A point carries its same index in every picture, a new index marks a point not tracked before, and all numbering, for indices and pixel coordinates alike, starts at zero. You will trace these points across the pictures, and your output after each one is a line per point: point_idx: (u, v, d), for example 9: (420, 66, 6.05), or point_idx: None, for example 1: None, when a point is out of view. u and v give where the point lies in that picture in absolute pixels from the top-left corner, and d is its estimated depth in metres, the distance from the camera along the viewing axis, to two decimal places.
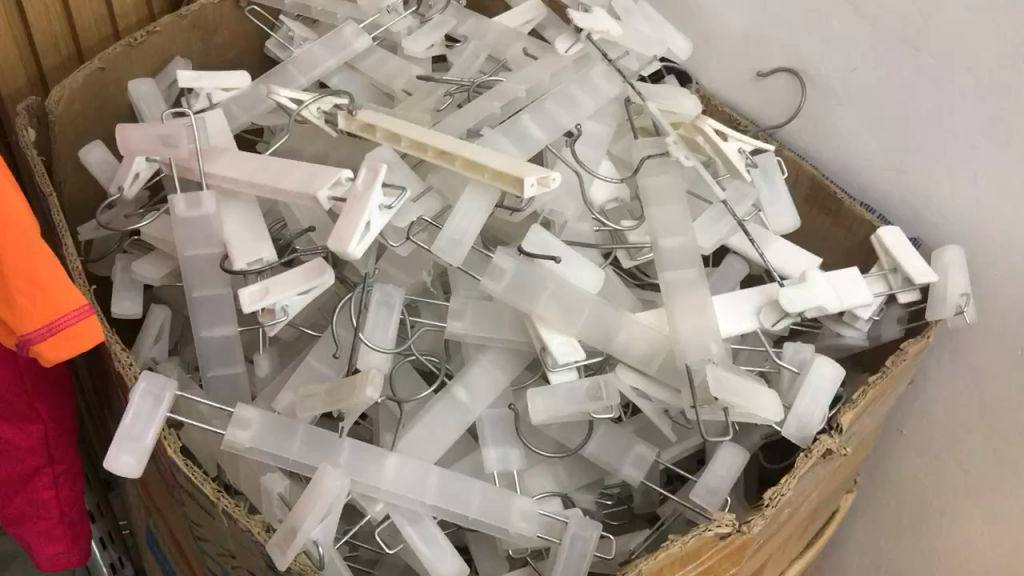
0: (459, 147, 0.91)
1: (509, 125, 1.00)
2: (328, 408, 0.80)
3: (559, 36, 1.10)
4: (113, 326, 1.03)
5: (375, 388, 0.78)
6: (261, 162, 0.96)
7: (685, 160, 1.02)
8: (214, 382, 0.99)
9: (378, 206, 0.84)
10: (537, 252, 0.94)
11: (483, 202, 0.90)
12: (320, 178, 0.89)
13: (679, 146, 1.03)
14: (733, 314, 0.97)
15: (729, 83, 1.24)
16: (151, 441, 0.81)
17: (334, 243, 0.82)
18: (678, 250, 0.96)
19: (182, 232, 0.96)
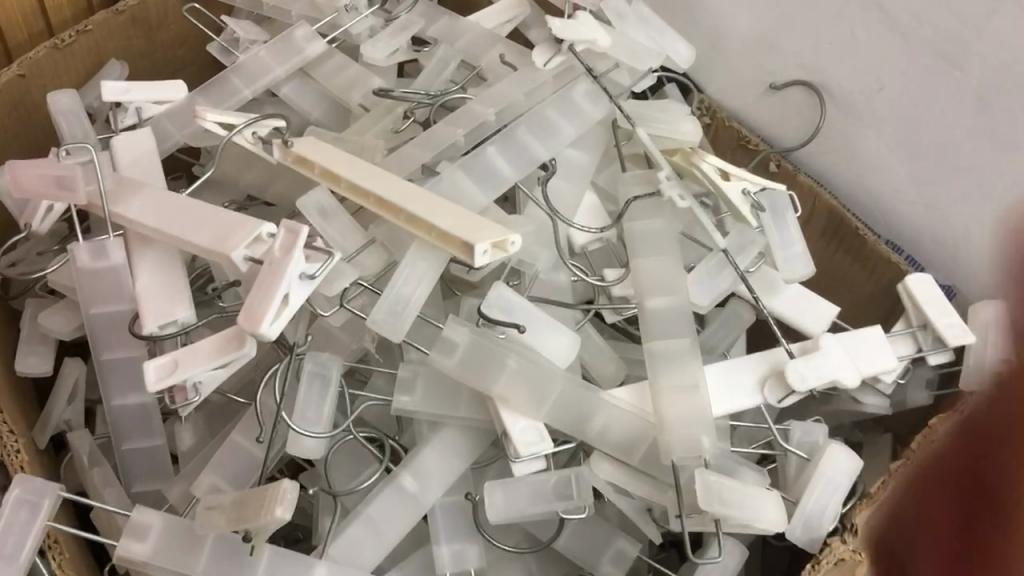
0: (406, 196, 0.76)
1: (469, 160, 0.86)
2: (231, 526, 0.67)
3: (537, 47, 0.93)
4: (19, 385, 0.90)
5: (286, 507, 0.65)
6: (175, 201, 0.80)
7: (679, 201, 0.86)
8: (128, 458, 0.85)
9: (299, 274, 0.70)
10: (499, 317, 0.79)
11: (432, 264, 0.76)
12: (236, 235, 0.75)
13: (672, 184, 0.87)
14: (731, 389, 0.82)
15: (739, 94, 1.08)
16: (27, 558, 0.68)
17: (246, 322, 0.67)
18: (668, 313, 0.81)
19: (85, 287, 0.82)
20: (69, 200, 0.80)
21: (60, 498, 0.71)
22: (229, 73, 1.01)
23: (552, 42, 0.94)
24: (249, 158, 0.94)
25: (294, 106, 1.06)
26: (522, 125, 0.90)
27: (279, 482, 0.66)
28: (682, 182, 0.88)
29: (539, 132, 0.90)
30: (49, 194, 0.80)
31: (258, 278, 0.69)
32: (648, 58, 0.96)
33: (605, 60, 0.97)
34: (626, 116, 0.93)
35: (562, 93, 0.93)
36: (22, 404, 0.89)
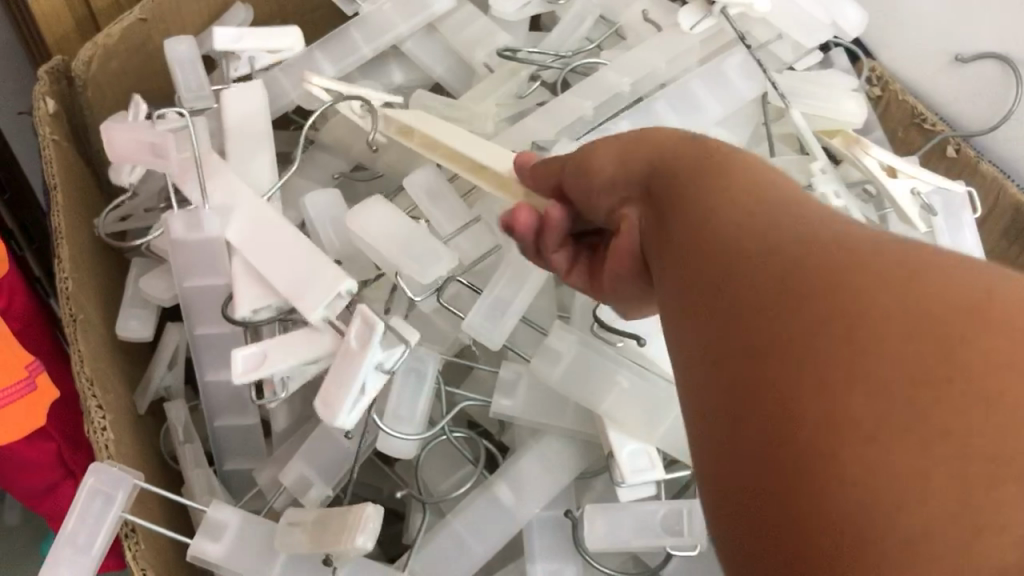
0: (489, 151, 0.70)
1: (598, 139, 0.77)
2: (313, 548, 0.63)
3: (686, 7, 0.81)
4: (121, 347, 0.88)
5: (367, 535, 0.60)
6: (265, 218, 0.75)
7: (835, 198, 0.75)
8: (221, 434, 0.82)
9: (373, 365, 0.66)
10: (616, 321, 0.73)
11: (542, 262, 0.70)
12: (315, 281, 0.70)
13: (827, 179, 0.76)
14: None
15: (917, 63, 0.94)
16: (101, 552, 0.65)
17: (322, 411, 0.66)
18: None
19: (177, 260, 0.77)
20: (162, 168, 0.75)
21: (138, 486, 0.67)
22: (350, 25, 0.94)
23: (705, 2, 0.82)
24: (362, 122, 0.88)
25: (418, 61, 0.98)
26: (659, 99, 0.80)
27: (363, 506, 0.61)
28: (839, 177, 0.76)
29: (677, 107, 0.79)
30: (145, 161, 0.75)
31: (338, 365, 0.66)
32: (816, 32, 0.83)
33: (768, 30, 0.85)
34: (778, 91, 0.81)
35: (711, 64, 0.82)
36: (125, 368, 0.87)
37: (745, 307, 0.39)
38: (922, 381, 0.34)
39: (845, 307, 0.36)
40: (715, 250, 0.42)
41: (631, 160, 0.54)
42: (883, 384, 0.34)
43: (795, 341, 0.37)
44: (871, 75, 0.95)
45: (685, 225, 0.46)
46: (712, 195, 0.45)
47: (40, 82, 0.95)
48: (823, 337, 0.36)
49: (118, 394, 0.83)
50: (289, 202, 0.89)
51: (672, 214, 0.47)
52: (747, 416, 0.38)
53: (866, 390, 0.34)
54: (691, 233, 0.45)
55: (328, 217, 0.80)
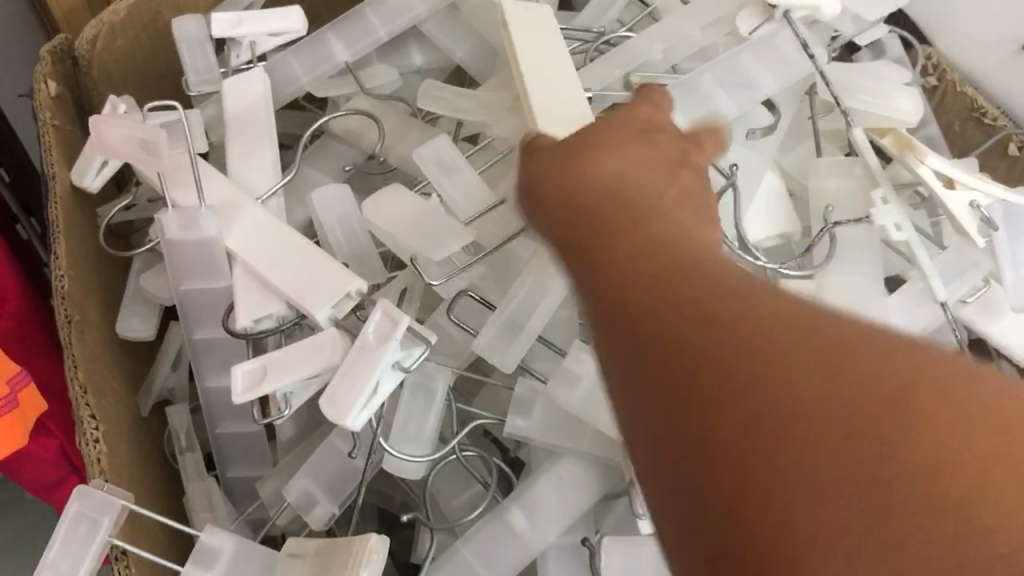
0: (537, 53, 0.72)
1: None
2: None
3: (743, 14, 0.76)
4: (121, 346, 0.84)
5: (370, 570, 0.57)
6: (265, 226, 0.73)
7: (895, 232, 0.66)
8: (223, 443, 0.78)
9: (392, 363, 0.63)
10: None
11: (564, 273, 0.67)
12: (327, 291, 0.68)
13: (889, 209, 0.67)
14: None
15: (979, 50, 0.86)
16: None
17: (331, 411, 0.61)
18: None
19: (175, 261, 0.72)
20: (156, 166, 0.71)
21: (127, 509, 0.63)
22: (366, 7, 0.88)
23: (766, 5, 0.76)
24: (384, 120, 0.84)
25: (438, 44, 0.92)
26: (709, 71, 0.73)
27: (367, 538, 0.57)
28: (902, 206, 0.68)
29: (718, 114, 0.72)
30: (137, 156, 0.72)
31: (345, 366, 0.63)
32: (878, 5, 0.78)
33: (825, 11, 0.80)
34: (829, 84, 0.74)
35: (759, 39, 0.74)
36: (125, 369, 0.83)
37: (711, 349, 0.38)
38: (933, 442, 0.33)
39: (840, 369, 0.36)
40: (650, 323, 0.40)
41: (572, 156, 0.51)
42: (889, 441, 0.34)
43: (788, 381, 0.36)
44: (927, 63, 0.87)
45: (634, 246, 0.43)
46: (630, 242, 0.44)
47: (42, 62, 0.90)
48: (810, 383, 0.36)
49: (117, 399, 0.79)
50: (299, 194, 0.84)
51: (617, 221, 0.45)
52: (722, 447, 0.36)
53: (889, 435, 0.34)
54: (632, 251, 0.43)
55: (337, 216, 0.75)
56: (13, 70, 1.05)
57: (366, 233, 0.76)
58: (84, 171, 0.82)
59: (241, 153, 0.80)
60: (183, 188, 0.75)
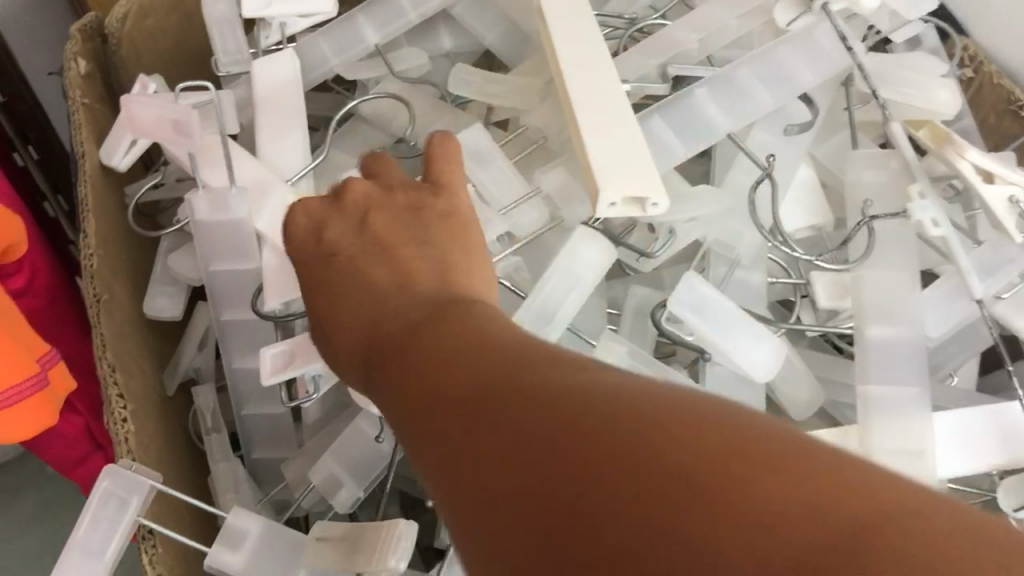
0: (574, 49, 0.71)
1: (673, 108, 0.71)
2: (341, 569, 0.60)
3: (780, 4, 0.76)
4: (148, 326, 0.84)
5: (400, 558, 0.58)
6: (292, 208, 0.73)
7: (932, 228, 0.65)
8: (249, 425, 0.79)
9: None
10: (688, 315, 0.67)
11: (601, 255, 0.66)
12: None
13: (926, 204, 0.66)
14: (891, 366, 0.66)
15: (1016, 43, 0.85)
16: (114, 557, 0.62)
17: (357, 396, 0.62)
18: (896, 345, 0.66)
19: (205, 241, 0.73)
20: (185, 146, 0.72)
21: (155, 489, 0.63)
22: None
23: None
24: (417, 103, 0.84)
25: (467, 27, 0.92)
26: (746, 65, 0.73)
27: (395, 522, 0.59)
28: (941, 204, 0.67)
29: (746, 105, 0.72)
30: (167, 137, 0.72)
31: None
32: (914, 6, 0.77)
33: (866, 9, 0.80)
34: (864, 73, 0.73)
35: (798, 32, 0.74)
36: (152, 347, 0.83)
37: (448, 467, 0.36)
38: (700, 471, 0.30)
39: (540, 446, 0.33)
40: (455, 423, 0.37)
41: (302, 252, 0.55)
42: (655, 506, 0.29)
43: (552, 471, 0.32)
44: (962, 55, 0.86)
45: (415, 363, 0.42)
46: (440, 345, 0.41)
47: (72, 40, 0.90)
48: (572, 477, 0.32)
49: (145, 377, 0.79)
50: (326, 176, 0.84)
51: (377, 350, 0.45)
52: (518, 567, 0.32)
53: (702, 501, 0.29)
54: (437, 358, 0.41)
55: None
56: (43, 47, 1.05)
57: None
58: (112, 146, 0.82)
59: (271, 134, 0.80)
60: (212, 168, 0.75)
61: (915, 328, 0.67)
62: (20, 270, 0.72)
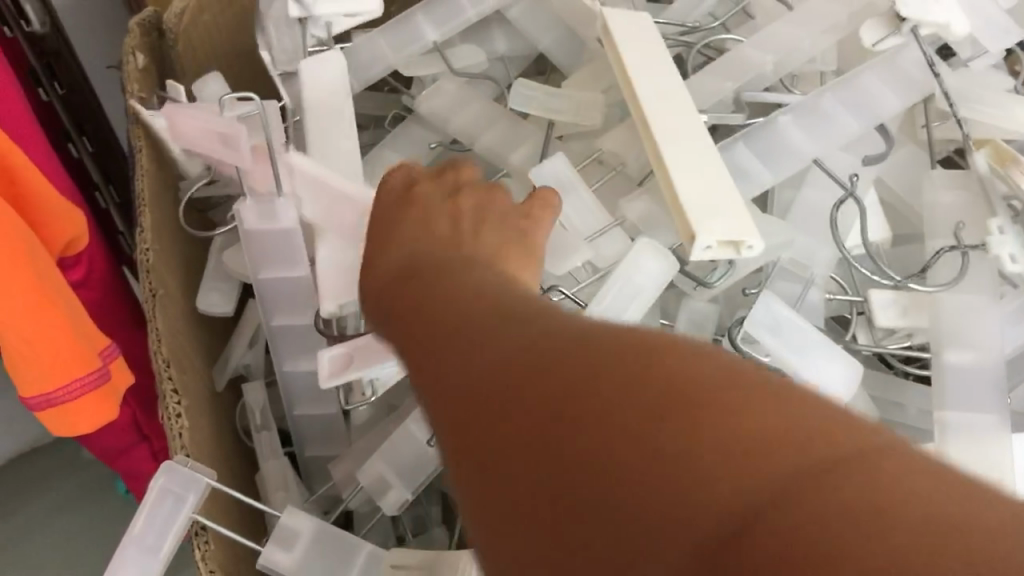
0: (658, 85, 0.72)
1: (757, 131, 0.71)
2: None
3: (868, 23, 0.72)
4: (199, 322, 0.85)
5: None
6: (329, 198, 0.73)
7: (1012, 264, 0.66)
8: (300, 422, 0.79)
9: None
10: (765, 335, 0.67)
11: (664, 266, 0.67)
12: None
13: (1004, 239, 0.66)
14: (970, 390, 0.64)
15: None
16: (169, 553, 0.62)
17: None
18: (969, 371, 0.65)
19: (256, 249, 0.72)
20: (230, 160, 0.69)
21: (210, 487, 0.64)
22: None
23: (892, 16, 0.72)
24: (481, 110, 0.84)
25: (524, 31, 0.91)
26: (830, 92, 0.72)
27: None
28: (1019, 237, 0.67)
29: (816, 125, 0.71)
30: (212, 150, 0.70)
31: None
32: (1002, 36, 0.74)
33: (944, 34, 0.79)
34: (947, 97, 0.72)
35: (888, 58, 0.74)
36: (204, 343, 0.84)
37: (448, 360, 0.40)
38: (702, 351, 0.34)
39: (543, 363, 0.36)
40: (481, 323, 0.41)
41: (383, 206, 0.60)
42: (668, 365, 0.33)
43: (570, 348, 0.36)
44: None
45: (446, 288, 0.46)
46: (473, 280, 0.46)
47: (131, 34, 0.91)
48: (589, 348, 0.36)
49: (196, 373, 0.80)
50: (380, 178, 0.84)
51: (402, 281, 0.49)
52: (524, 421, 0.35)
53: (711, 365, 0.33)
54: (471, 287, 0.45)
55: None
56: (99, 39, 1.05)
57: None
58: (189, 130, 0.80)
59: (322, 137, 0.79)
60: None
61: (992, 352, 0.65)
62: (74, 265, 0.72)
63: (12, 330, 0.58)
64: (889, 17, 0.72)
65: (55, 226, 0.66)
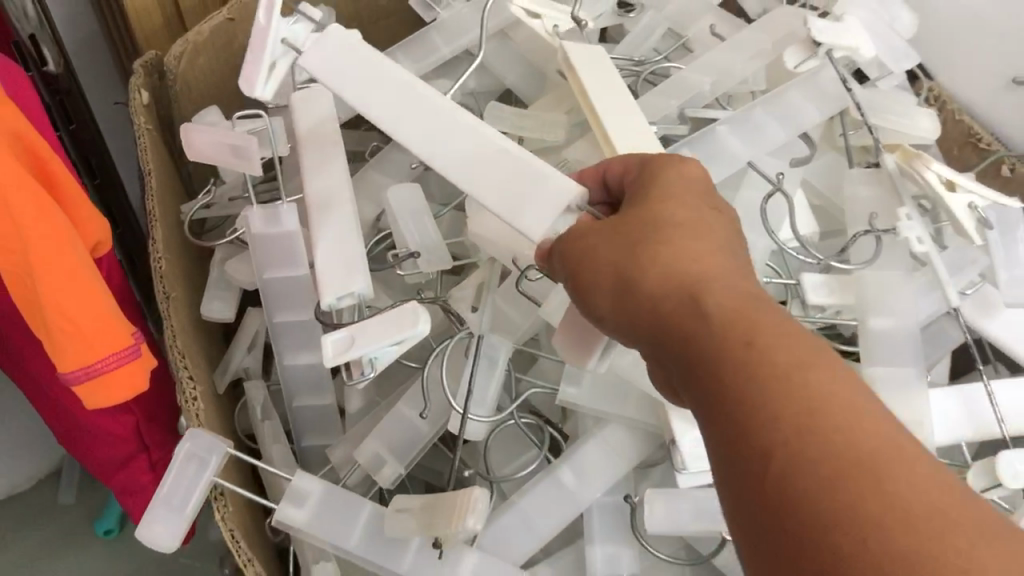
0: (608, 101, 0.83)
1: (699, 138, 0.82)
2: (422, 532, 0.65)
3: (790, 48, 0.86)
4: (203, 328, 0.93)
5: (477, 517, 0.62)
6: (444, 122, 0.67)
7: (918, 244, 0.76)
8: (300, 412, 0.87)
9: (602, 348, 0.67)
10: None
11: None
12: (534, 207, 0.63)
13: (911, 224, 0.77)
14: (894, 351, 0.75)
15: (977, 82, 0.97)
16: (193, 511, 0.70)
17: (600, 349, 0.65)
18: (892, 334, 0.76)
19: (261, 250, 0.82)
20: (241, 169, 0.79)
21: (230, 453, 0.72)
22: (431, 31, 0.99)
23: (811, 43, 0.85)
24: None
25: (492, 67, 1.03)
26: (760, 105, 0.84)
27: (470, 490, 0.63)
28: (924, 223, 0.78)
29: (746, 132, 0.82)
30: (223, 161, 0.79)
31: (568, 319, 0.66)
32: (903, 59, 0.88)
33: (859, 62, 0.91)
34: (860, 108, 0.84)
35: (808, 76, 0.85)
36: (207, 348, 0.92)
37: (735, 365, 0.45)
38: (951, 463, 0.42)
39: (869, 467, 0.41)
40: (770, 338, 0.46)
41: (639, 192, 0.57)
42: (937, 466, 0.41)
43: (862, 410, 0.43)
44: (929, 95, 0.99)
45: (711, 278, 0.50)
46: (734, 281, 0.50)
47: (135, 74, 1.00)
48: (879, 423, 0.43)
49: (202, 371, 0.88)
50: (367, 194, 0.94)
51: (640, 233, 0.53)
52: (824, 453, 0.41)
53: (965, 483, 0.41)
54: (736, 290, 0.50)
55: (410, 212, 0.85)
56: None
57: (435, 225, 0.85)
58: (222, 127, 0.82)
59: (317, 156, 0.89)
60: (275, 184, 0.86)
61: (909, 318, 0.76)
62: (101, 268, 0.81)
63: (48, 300, 0.67)
64: (807, 43, 0.85)
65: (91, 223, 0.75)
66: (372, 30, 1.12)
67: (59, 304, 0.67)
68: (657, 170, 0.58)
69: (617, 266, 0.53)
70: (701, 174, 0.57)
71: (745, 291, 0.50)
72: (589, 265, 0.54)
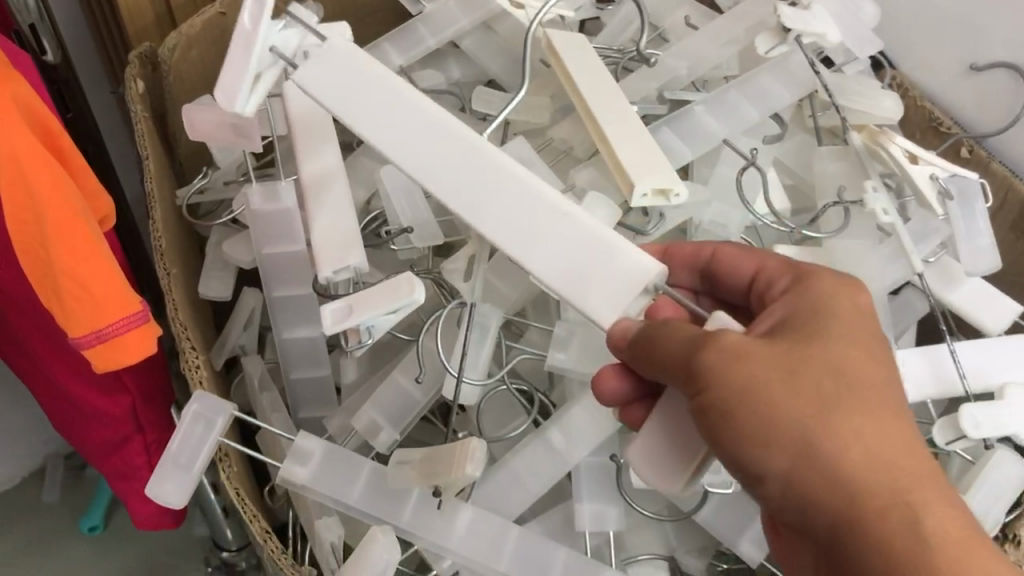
0: (590, 84, 0.87)
1: (676, 117, 0.87)
2: (422, 481, 0.69)
3: (761, 35, 0.89)
4: (200, 308, 0.96)
5: (476, 464, 0.66)
6: (516, 196, 0.65)
7: (884, 214, 0.81)
8: (296, 384, 0.90)
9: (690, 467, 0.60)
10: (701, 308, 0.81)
11: (610, 210, 0.81)
12: (607, 295, 0.62)
13: (877, 196, 0.82)
14: None
15: (937, 70, 1.03)
16: (201, 470, 0.73)
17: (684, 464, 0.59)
18: None
19: (260, 226, 0.86)
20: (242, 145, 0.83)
21: (235, 416, 0.75)
22: (418, 23, 1.03)
23: (780, 30, 0.89)
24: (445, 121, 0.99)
25: (476, 58, 1.07)
26: (734, 88, 0.89)
27: (468, 440, 0.66)
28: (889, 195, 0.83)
29: (721, 113, 0.87)
30: (223, 138, 0.83)
31: (653, 441, 0.61)
32: (867, 45, 0.93)
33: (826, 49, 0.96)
34: (828, 90, 0.89)
35: (779, 61, 0.90)
36: (205, 326, 0.95)
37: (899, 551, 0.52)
38: None
39: None
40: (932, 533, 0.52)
41: (807, 326, 0.57)
42: None
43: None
44: (892, 82, 1.04)
45: (886, 449, 0.53)
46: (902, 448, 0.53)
47: (130, 65, 1.03)
48: None
49: (201, 346, 0.91)
50: (358, 178, 0.98)
51: (825, 392, 0.53)
52: None
53: None
54: (904, 464, 0.53)
55: (401, 189, 0.89)
56: None
57: (427, 203, 0.89)
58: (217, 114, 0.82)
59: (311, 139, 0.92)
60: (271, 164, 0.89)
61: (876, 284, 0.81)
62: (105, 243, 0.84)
63: (62, 267, 0.70)
64: (777, 30, 0.89)
65: (100, 202, 0.78)
66: (358, 25, 1.16)
67: (69, 268, 0.70)
68: (823, 301, 0.58)
69: (804, 429, 0.53)
70: (865, 307, 0.59)
71: (910, 463, 0.53)
72: (762, 416, 0.53)
